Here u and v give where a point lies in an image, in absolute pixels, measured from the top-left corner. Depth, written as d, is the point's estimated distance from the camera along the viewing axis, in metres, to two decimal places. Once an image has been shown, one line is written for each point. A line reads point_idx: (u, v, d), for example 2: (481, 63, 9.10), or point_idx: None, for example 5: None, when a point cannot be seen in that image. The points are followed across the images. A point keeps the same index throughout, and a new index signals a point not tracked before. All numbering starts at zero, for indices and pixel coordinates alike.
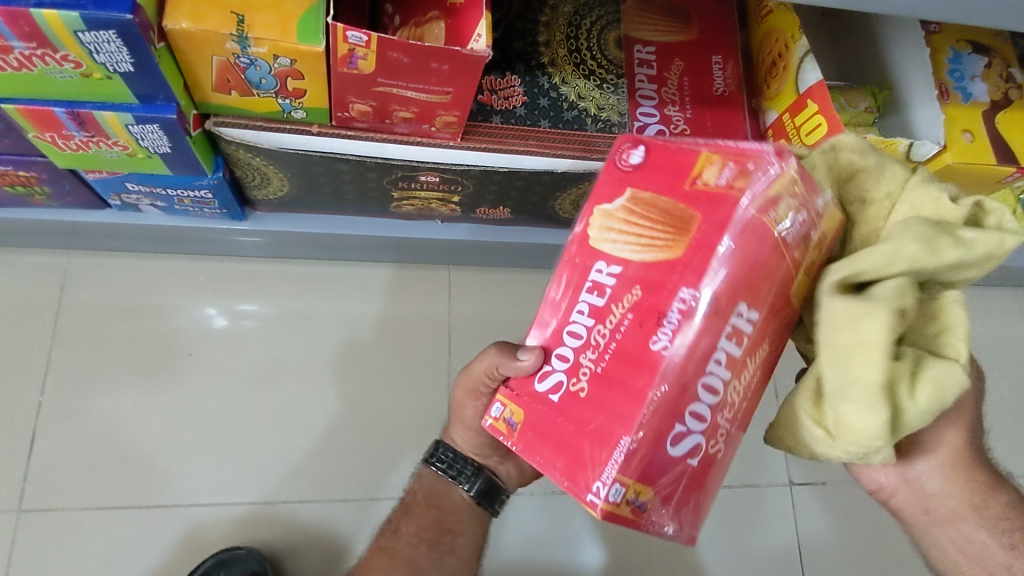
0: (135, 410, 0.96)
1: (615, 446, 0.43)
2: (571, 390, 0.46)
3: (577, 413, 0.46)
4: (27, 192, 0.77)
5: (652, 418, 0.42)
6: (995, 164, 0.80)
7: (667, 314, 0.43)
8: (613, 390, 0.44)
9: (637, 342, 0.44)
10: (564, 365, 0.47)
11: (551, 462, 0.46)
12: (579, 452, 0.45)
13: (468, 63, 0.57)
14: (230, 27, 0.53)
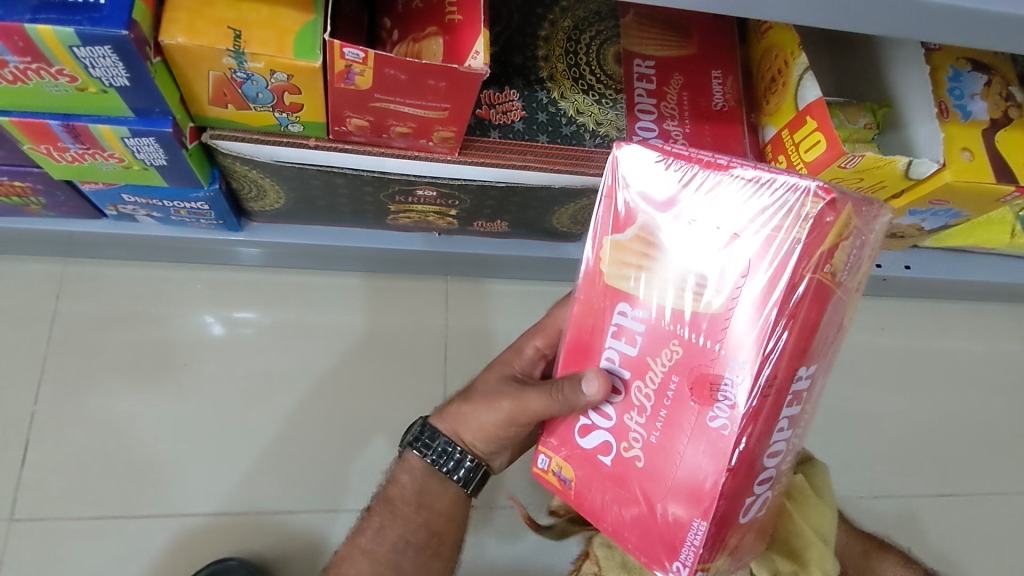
0: (128, 419, 0.96)
1: (687, 527, 0.44)
2: (625, 456, 0.48)
3: (635, 482, 0.47)
4: (23, 202, 0.76)
5: (719, 499, 0.43)
6: (995, 182, 0.80)
7: (722, 388, 0.42)
8: (672, 461, 0.45)
9: (692, 408, 0.44)
10: (609, 425, 0.49)
11: (620, 531, 0.48)
12: (648, 528, 0.47)
13: (466, 80, 0.57)
14: (226, 42, 0.53)
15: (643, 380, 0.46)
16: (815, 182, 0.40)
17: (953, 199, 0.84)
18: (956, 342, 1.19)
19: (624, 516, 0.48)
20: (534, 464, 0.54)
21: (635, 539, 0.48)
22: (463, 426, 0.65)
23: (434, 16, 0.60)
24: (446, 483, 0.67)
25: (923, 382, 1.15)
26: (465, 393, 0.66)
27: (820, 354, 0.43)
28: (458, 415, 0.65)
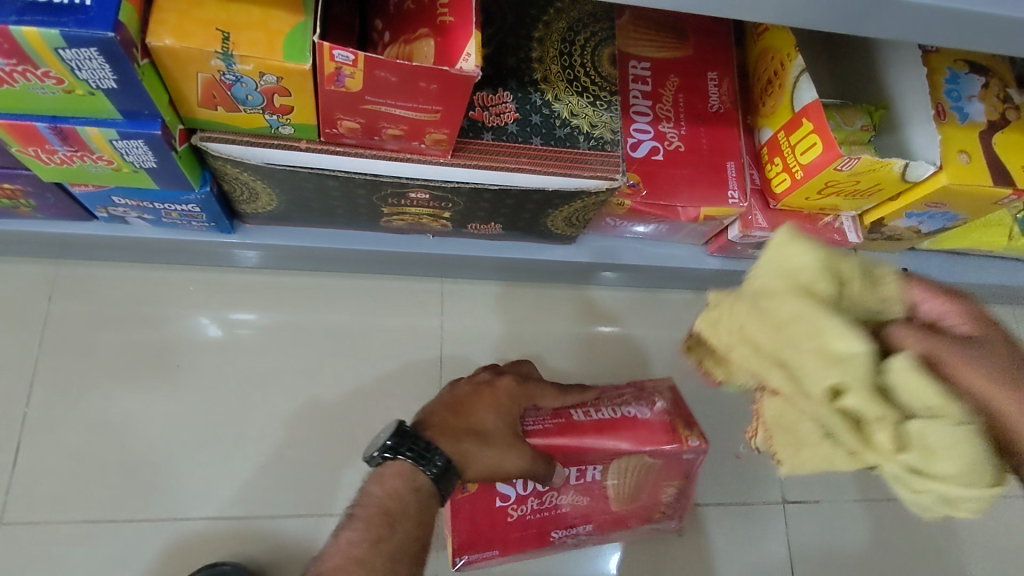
0: (121, 423, 0.95)
1: (487, 552, 0.83)
2: (508, 509, 0.82)
3: (499, 524, 0.83)
4: (12, 204, 0.76)
5: (502, 550, 0.84)
6: (992, 186, 0.79)
7: (580, 519, 0.87)
8: (516, 530, 0.84)
9: (552, 519, 0.85)
10: (517, 493, 0.83)
11: (462, 534, 0.81)
12: (481, 540, 0.82)
13: (457, 82, 0.56)
14: (214, 44, 0.53)
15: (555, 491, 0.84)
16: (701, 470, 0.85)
17: (950, 202, 0.83)
18: None
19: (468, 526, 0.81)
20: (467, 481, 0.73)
21: (465, 537, 0.81)
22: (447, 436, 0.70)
23: (426, 17, 0.60)
24: (433, 496, 0.67)
25: None
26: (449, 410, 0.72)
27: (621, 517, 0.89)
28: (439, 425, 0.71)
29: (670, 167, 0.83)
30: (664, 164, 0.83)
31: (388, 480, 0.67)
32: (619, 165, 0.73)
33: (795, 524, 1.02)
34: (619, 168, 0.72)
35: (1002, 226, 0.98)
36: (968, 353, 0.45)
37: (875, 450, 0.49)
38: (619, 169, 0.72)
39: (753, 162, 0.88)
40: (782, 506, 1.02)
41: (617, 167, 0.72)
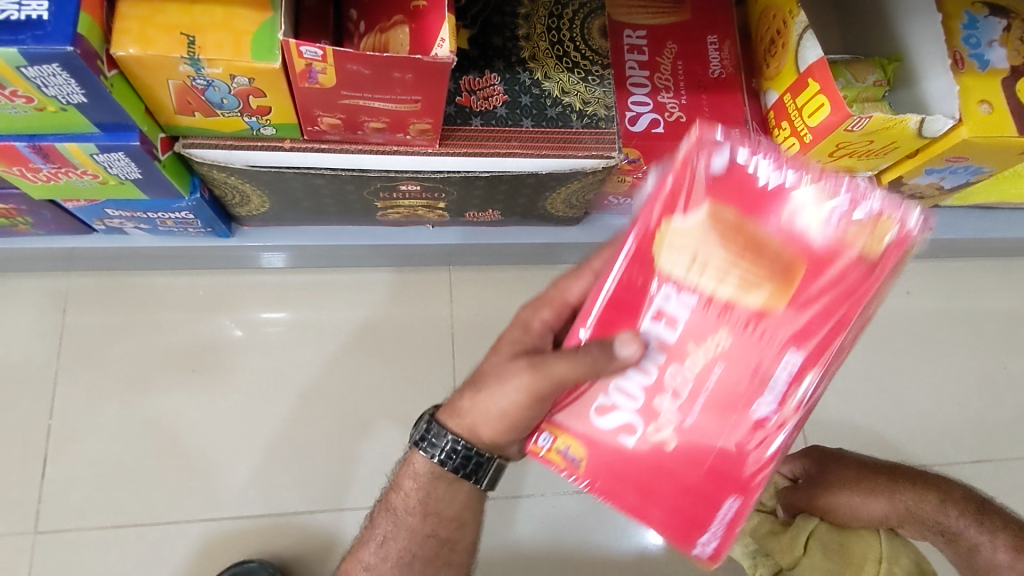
0: (140, 430, 0.96)
1: (722, 515, 0.47)
2: (653, 438, 0.47)
3: (667, 463, 0.47)
4: (11, 223, 0.76)
5: (703, 512, 0.47)
6: (1015, 136, 0.74)
7: (773, 381, 0.45)
8: (728, 480, 0.46)
9: (734, 409, 0.46)
10: (634, 404, 0.47)
11: (641, 511, 0.48)
12: (693, 514, 0.47)
13: (433, 71, 0.54)
14: (180, 50, 0.51)
15: (681, 366, 0.46)
16: (715, 152, 0.44)
17: (972, 155, 0.79)
18: (984, 301, 1.16)
19: (639, 514, 0.48)
20: (533, 446, 0.50)
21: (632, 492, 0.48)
22: (481, 418, 0.56)
23: (399, 4, 0.57)
24: (457, 487, 0.60)
25: (946, 345, 1.13)
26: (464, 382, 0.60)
27: (803, 331, 0.44)
28: (463, 417, 0.58)
29: (672, 139, 0.78)
30: (665, 138, 0.78)
31: (405, 481, 0.62)
32: (615, 143, 0.70)
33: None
34: (614, 145, 0.69)
35: None
36: (819, 484, 0.74)
37: (830, 558, 0.68)
38: (615, 146, 0.69)
39: (761, 127, 0.84)
40: None
41: (612, 145, 0.69)
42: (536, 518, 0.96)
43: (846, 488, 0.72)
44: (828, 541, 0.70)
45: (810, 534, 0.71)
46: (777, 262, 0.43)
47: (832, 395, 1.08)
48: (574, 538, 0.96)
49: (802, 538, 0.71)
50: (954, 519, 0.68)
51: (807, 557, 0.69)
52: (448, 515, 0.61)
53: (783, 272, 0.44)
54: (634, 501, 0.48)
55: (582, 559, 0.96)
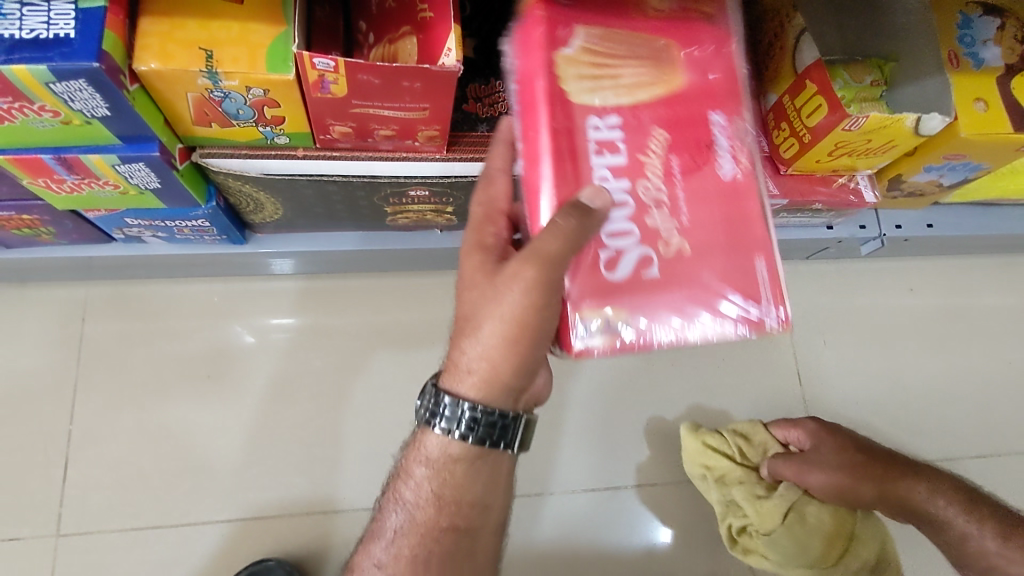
0: (158, 434, 0.99)
1: (759, 275, 0.52)
2: (666, 252, 0.50)
3: (691, 267, 0.50)
4: (34, 233, 0.78)
5: (744, 281, 0.51)
6: (1012, 132, 0.76)
7: (716, 142, 0.52)
8: (739, 250, 0.52)
9: (702, 179, 0.52)
10: (633, 238, 0.50)
11: (703, 327, 0.50)
12: (740, 296, 0.51)
13: (440, 79, 0.56)
14: (199, 63, 0.54)
15: (647, 179, 0.51)
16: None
17: (970, 152, 0.80)
18: (987, 297, 1.17)
19: (710, 326, 0.50)
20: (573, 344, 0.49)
21: (679, 317, 0.50)
22: (495, 353, 0.56)
23: (407, 15, 0.59)
24: (474, 469, 0.63)
25: (949, 340, 1.14)
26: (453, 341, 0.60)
27: (708, 98, 0.53)
28: (476, 372, 0.58)
29: None
30: None
31: (417, 473, 0.64)
32: None
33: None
34: None
35: None
36: (816, 466, 0.90)
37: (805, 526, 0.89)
38: None
39: (761, 128, 0.86)
40: None
41: None
42: (546, 516, 0.98)
43: (837, 471, 0.88)
44: (807, 513, 0.90)
45: (796, 506, 0.90)
46: (653, 67, 0.52)
47: (838, 392, 1.09)
48: (584, 535, 0.98)
49: (790, 512, 0.90)
50: (942, 509, 0.84)
51: (789, 523, 0.89)
52: (469, 501, 0.63)
53: (660, 66, 0.52)
54: (700, 320, 0.50)
55: (595, 555, 0.97)
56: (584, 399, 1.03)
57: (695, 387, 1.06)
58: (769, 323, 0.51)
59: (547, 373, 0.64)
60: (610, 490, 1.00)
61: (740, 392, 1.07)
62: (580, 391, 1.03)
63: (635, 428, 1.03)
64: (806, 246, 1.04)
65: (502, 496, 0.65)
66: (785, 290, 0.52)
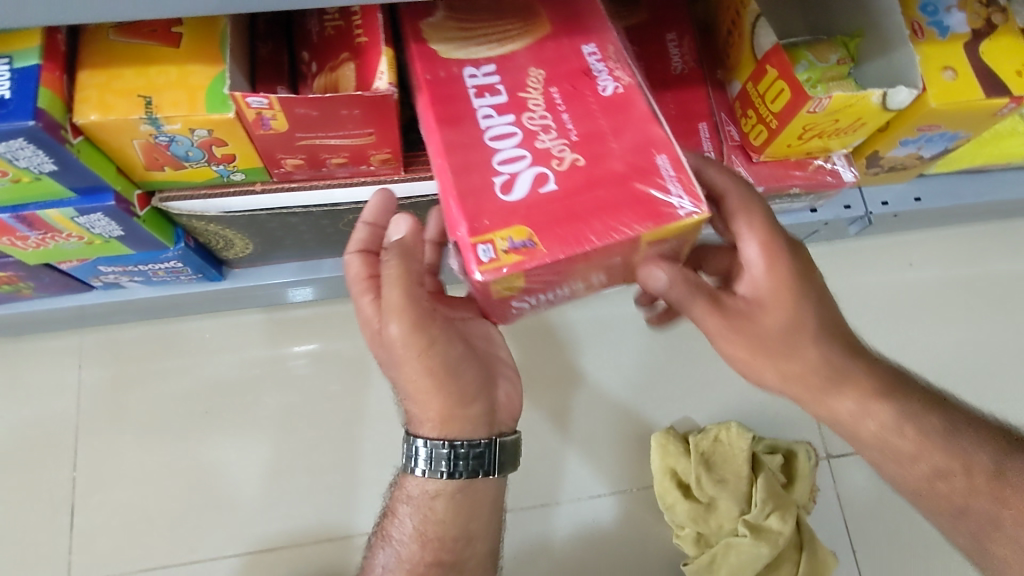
0: (160, 474, 1.00)
1: (663, 172, 0.53)
2: (560, 167, 0.54)
3: (588, 176, 0.53)
4: (14, 289, 0.80)
5: (646, 176, 0.53)
6: (983, 99, 0.74)
7: (593, 69, 0.58)
8: (634, 151, 0.55)
9: (584, 100, 0.57)
10: (526, 160, 0.54)
11: (611, 226, 0.51)
12: (643, 192, 0.53)
13: (378, 104, 0.56)
14: (138, 111, 0.54)
15: (531, 111, 0.56)
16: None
17: (945, 122, 0.78)
18: (992, 266, 1.14)
19: (616, 220, 0.51)
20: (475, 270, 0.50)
21: (585, 218, 0.52)
22: (421, 398, 0.62)
23: (344, 42, 0.60)
24: (456, 506, 0.66)
25: (954, 313, 1.11)
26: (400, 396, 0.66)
27: (578, 40, 0.60)
28: (430, 419, 0.63)
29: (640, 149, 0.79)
30: None
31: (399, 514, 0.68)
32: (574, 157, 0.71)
33: (843, 478, 1.01)
34: None
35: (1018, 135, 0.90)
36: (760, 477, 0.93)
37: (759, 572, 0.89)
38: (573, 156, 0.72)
39: (730, 117, 0.85)
40: (827, 462, 1.02)
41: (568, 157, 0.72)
42: (550, 526, 0.97)
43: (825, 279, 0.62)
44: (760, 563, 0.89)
45: (750, 558, 0.89)
46: (519, 25, 0.60)
47: None
48: (590, 543, 0.96)
49: (747, 562, 0.89)
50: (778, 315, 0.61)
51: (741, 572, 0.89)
52: (453, 536, 0.66)
53: (528, 21, 0.61)
54: (605, 219, 0.52)
55: (602, 561, 0.96)
56: (581, 406, 1.02)
57: (694, 384, 1.04)
58: (680, 208, 0.52)
59: (511, 383, 0.69)
60: (614, 495, 0.98)
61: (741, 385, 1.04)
62: (576, 398, 1.02)
63: (636, 431, 1.01)
64: (794, 232, 1.02)
65: (487, 526, 0.68)
66: (690, 176, 0.53)
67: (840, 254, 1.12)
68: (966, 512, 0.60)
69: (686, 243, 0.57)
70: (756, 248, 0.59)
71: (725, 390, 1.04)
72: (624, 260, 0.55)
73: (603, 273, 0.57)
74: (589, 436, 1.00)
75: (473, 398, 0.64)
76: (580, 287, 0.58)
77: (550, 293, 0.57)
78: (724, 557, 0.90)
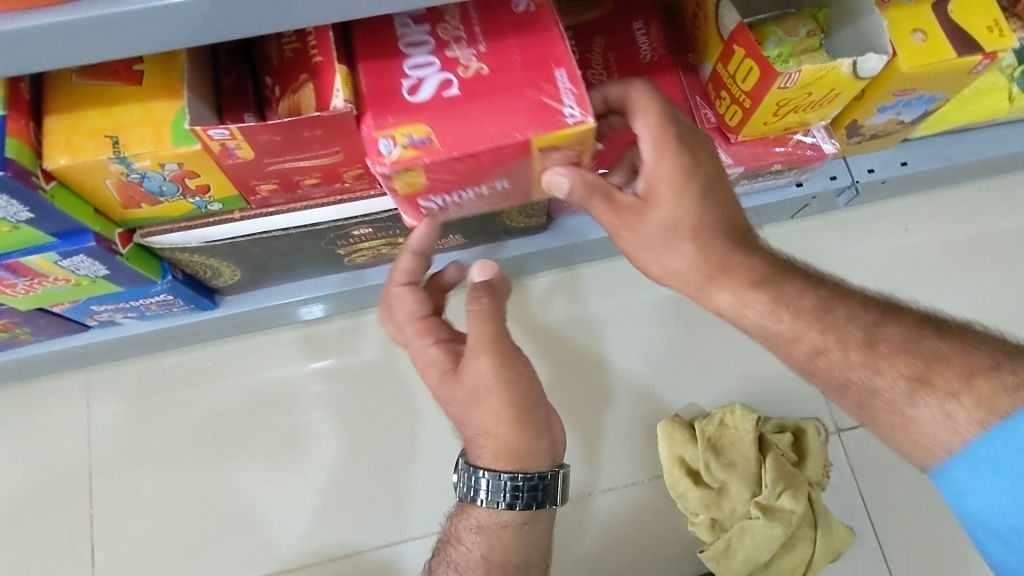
0: (175, 503, 1.01)
1: (560, 84, 0.58)
2: (464, 73, 0.58)
3: (488, 83, 0.58)
4: (13, 335, 0.81)
5: (543, 85, 0.58)
6: (957, 58, 0.73)
7: None
8: (536, 61, 0.58)
9: (497, 13, 0.60)
10: (434, 70, 0.58)
11: (501, 132, 0.56)
12: (537, 100, 0.57)
13: (339, 122, 0.56)
14: (106, 151, 0.54)
15: (446, 23, 0.60)
16: None
17: (920, 86, 0.77)
18: (990, 224, 1.12)
19: (507, 125, 0.57)
20: (377, 161, 0.56)
21: (478, 122, 0.57)
22: (494, 437, 0.65)
23: (303, 64, 0.61)
24: (520, 533, 0.69)
25: (955, 275, 1.10)
26: (458, 425, 0.68)
27: None
28: (502, 455, 0.66)
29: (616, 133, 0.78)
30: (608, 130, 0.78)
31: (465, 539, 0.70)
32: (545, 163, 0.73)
33: (856, 451, 1.01)
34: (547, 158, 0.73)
35: (1001, 90, 0.89)
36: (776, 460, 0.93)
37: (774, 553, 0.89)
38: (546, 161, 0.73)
39: (704, 100, 0.84)
40: (838, 437, 1.01)
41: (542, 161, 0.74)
42: (566, 524, 0.97)
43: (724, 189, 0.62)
44: (775, 543, 0.89)
45: (765, 539, 0.88)
46: None
47: None
48: (607, 537, 0.96)
49: (763, 544, 0.89)
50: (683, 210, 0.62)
51: (758, 555, 0.89)
52: (516, 563, 0.69)
53: None
54: (499, 124, 0.57)
55: (619, 555, 0.96)
56: (586, 400, 1.01)
57: (697, 370, 1.03)
58: (569, 117, 0.57)
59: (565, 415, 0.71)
60: (627, 488, 0.98)
61: (745, 366, 1.04)
62: (581, 393, 1.01)
63: (643, 421, 1.01)
64: (783, 208, 1.01)
65: (543, 554, 0.71)
66: (584, 89, 0.58)
67: (835, 226, 1.11)
68: (849, 386, 0.57)
69: (583, 153, 0.61)
70: (648, 147, 0.61)
71: (729, 373, 1.03)
72: (521, 165, 0.61)
73: (504, 177, 0.62)
74: (596, 430, 1.00)
75: (542, 432, 0.67)
76: (486, 190, 0.65)
77: (457, 191, 0.63)
78: (738, 540, 0.90)
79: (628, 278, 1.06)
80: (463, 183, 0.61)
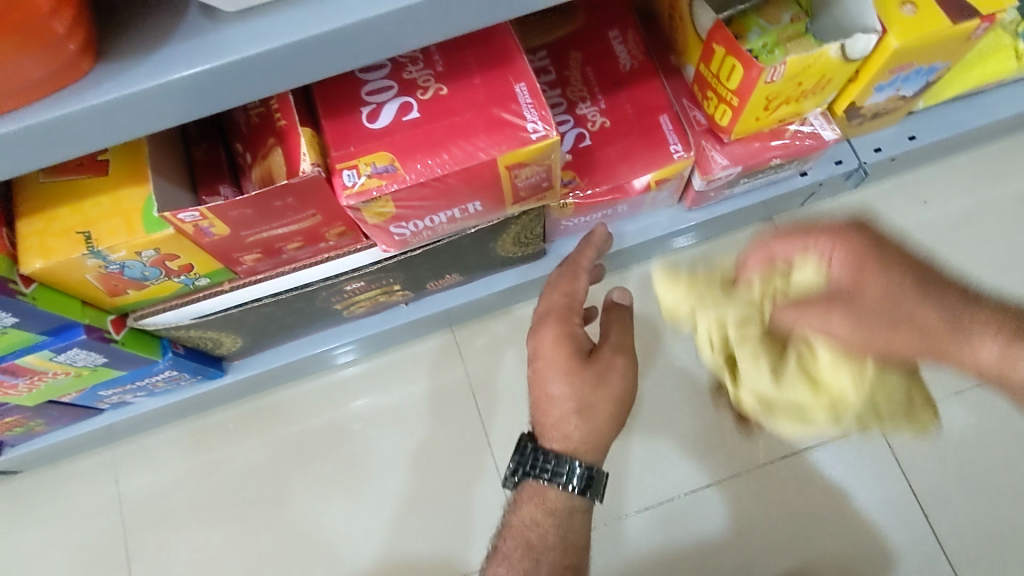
0: (212, 569, 1.00)
1: (521, 98, 0.56)
2: (424, 97, 0.57)
3: (449, 103, 0.57)
4: (28, 427, 0.81)
5: (504, 101, 0.56)
6: (953, 25, 0.68)
7: None
8: (497, 76, 0.57)
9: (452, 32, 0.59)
10: (394, 97, 0.58)
11: (465, 153, 0.55)
12: (499, 117, 0.56)
13: (309, 188, 0.54)
14: (79, 247, 0.54)
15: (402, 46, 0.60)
16: None
17: (917, 59, 0.73)
18: (1013, 186, 1.07)
19: (471, 145, 0.55)
20: (343, 191, 0.55)
21: (444, 145, 0.56)
22: (590, 420, 0.65)
23: (269, 128, 0.59)
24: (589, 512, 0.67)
25: (983, 244, 1.04)
26: (545, 399, 0.66)
27: None
28: (584, 442, 0.65)
29: (602, 148, 0.77)
30: (594, 148, 0.77)
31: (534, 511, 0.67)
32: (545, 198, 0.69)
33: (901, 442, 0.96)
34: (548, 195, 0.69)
35: (1006, 48, 0.84)
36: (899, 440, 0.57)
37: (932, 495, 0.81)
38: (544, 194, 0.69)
39: (692, 102, 0.81)
40: None
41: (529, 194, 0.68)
42: (605, 550, 0.93)
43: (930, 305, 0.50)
44: None
45: None
46: None
47: None
48: (648, 559, 0.93)
49: None
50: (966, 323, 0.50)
51: None
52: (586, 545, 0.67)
53: None
54: (461, 144, 0.56)
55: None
56: None
57: None
58: (533, 132, 0.55)
59: None
60: (664, 506, 0.94)
61: None
62: None
63: (673, 435, 0.97)
64: (790, 199, 0.97)
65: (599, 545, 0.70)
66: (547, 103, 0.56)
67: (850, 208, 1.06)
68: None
69: (551, 167, 0.60)
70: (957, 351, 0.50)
71: None
72: (491, 186, 0.60)
73: (476, 199, 0.61)
74: (626, 450, 0.96)
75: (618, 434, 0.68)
76: (457, 215, 0.63)
77: (430, 217, 0.62)
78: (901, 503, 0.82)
79: (641, 289, 1.03)
80: (434, 209, 0.60)
